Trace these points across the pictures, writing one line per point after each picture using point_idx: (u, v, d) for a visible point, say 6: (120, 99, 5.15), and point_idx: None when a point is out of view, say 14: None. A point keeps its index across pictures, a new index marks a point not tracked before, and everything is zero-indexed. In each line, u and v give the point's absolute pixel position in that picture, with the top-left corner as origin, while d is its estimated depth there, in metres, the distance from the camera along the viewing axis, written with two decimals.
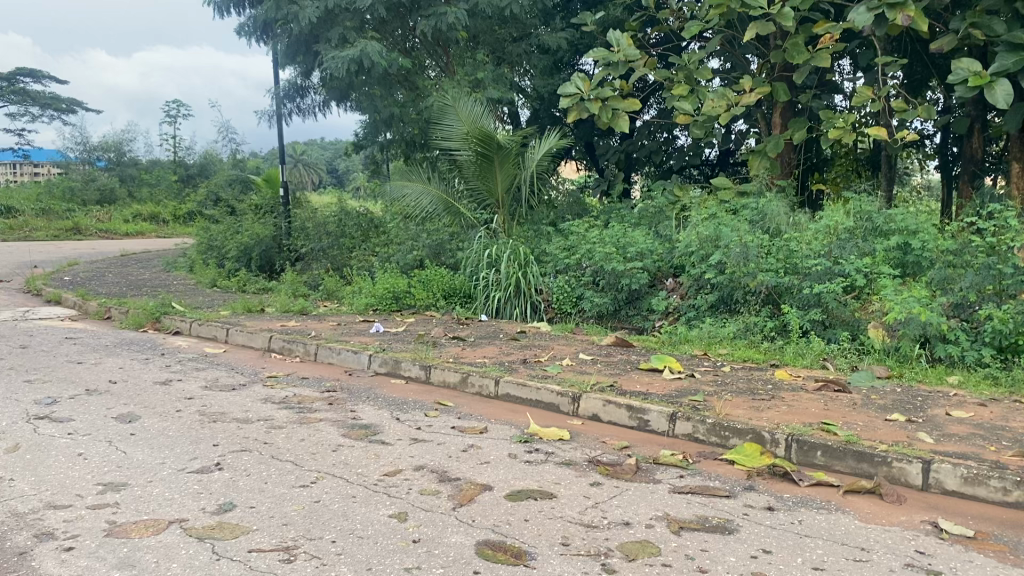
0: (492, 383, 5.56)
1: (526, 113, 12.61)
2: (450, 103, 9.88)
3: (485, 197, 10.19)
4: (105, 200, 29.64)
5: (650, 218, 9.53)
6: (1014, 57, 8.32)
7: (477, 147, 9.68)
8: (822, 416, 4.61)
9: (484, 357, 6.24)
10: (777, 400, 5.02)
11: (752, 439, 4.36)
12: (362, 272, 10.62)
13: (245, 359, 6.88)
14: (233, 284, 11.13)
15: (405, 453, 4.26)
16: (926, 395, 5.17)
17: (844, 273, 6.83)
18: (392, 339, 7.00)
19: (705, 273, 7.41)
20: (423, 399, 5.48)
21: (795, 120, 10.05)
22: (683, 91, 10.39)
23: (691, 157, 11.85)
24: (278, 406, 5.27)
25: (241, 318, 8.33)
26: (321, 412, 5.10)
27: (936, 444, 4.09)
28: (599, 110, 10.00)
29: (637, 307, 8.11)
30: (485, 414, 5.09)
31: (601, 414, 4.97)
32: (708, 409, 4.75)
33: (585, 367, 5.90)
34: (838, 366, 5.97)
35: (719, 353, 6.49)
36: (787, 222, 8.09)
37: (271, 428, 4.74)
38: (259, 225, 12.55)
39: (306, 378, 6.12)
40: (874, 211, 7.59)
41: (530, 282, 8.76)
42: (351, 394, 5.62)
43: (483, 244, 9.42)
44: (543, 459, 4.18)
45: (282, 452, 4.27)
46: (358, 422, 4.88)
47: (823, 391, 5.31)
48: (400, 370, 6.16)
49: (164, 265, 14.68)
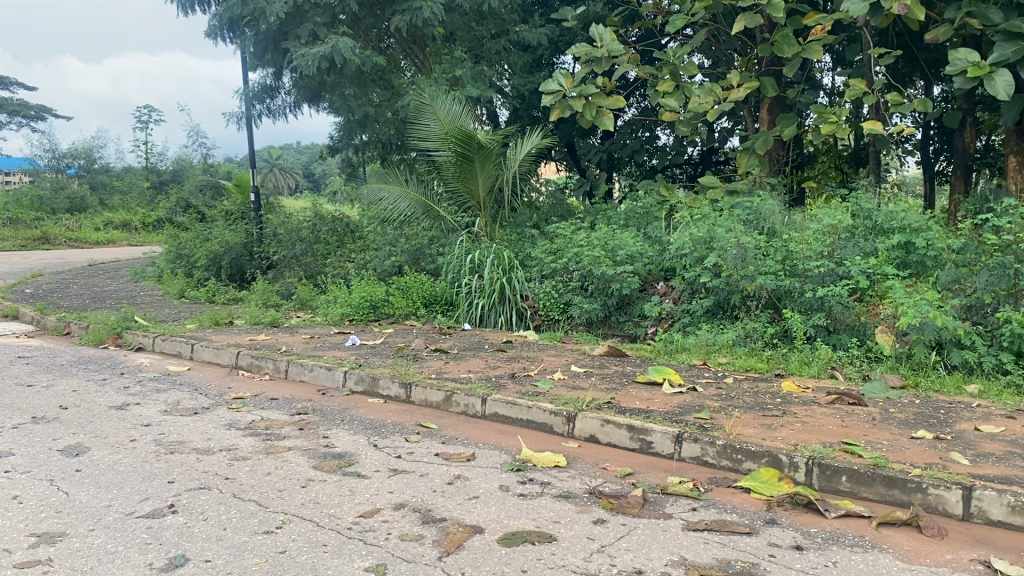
0: (478, 402, 5.11)
1: (505, 113, 12.13)
2: (427, 102, 9.45)
3: (466, 199, 9.74)
4: (75, 209, 28.92)
5: (637, 219, 9.11)
6: (1013, 46, 7.97)
7: (456, 147, 9.23)
8: (842, 435, 4.21)
9: (469, 372, 5.78)
10: (790, 416, 4.60)
11: (768, 463, 3.95)
12: (338, 279, 10.14)
13: (210, 378, 6.38)
14: (202, 295, 10.60)
15: (383, 489, 3.80)
16: (948, 408, 4.78)
17: (849, 275, 6.41)
18: (369, 353, 6.53)
19: (700, 276, 6.99)
20: (404, 421, 5.02)
21: (784, 116, 9.67)
22: (668, 87, 9.99)
23: (675, 156, 11.47)
24: (244, 433, 4.79)
25: (208, 332, 7.83)
26: (291, 440, 4.63)
27: (974, 466, 3.69)
28: (583, 107, 9.55)
29: (628, 313, 7.70)
30: (471, 438, 4.64)
31: (599, 436, 4.54)
32: (717, 429, 4.32)
33: (578, 381, 5.46)
34: (848, 375, 5.56)
35: (720, 363, 6.06)
36: (782, 222, 7.70)
37: (234, 460, 4.26)
38: (228, 232, 12.03)
39: (276, 399, 5.64)
40: (875, 210, 7.21)
41: (515, 288, 8.34)
42: (324, 418, 5.15)
43: (465, 249, 8.96)
44: (538, 492, 3.74)
45: (245, 490, 3.80)
46: (331, 451, 4.41)
47: (837, 404, 4.90)
48: (377, 389, 5.69)
49: (132, 275, 14.10)
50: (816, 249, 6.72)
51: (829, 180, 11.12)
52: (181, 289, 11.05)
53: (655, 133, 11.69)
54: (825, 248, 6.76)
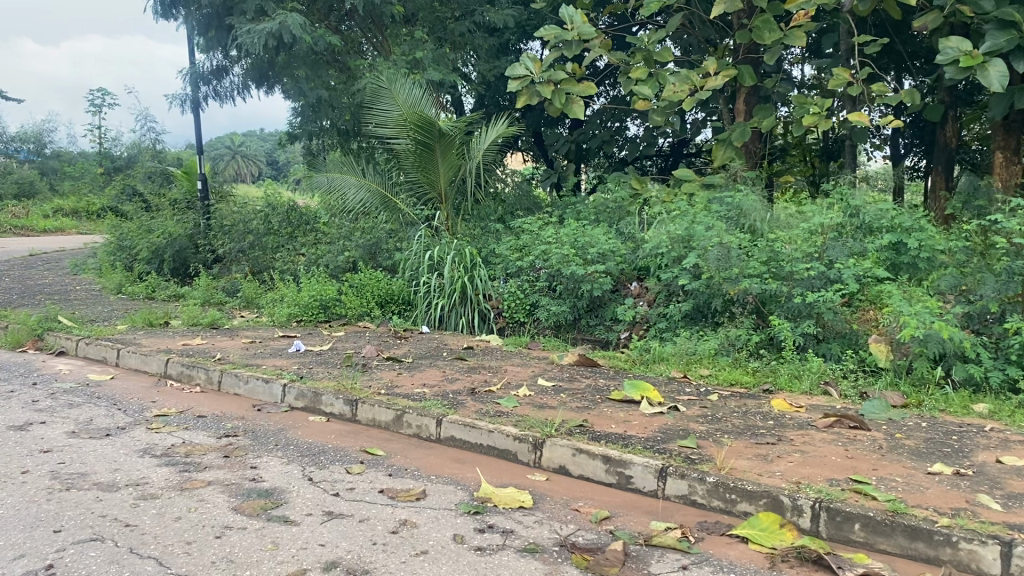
0: (433, 424, 4.49)
1: (470, 100, 11.50)
2: (385, 85, 8.77)
3: (427, 191, 9.09)
4: (23, 195, 27.79)
5: (608, 215, 8.52)
6: (1006, 36, 7.34)
7: (415, 135, 8.59)
8: (850, 470, 3.67)
9: (423, 386, 5.15)
10: (786, 444, 4.04)
11: (767, 506, 3.39)
12: (288, 274, 9.44)
13: (133, 389, 5.68)
14: (141, 290, 9.83)
15: (313, 541, 3.18)
16: (959, 432, 4.26)
17: (840, 279, 5.87)
18: (313, 362, 5.86)
19: (678, 278, 6.44)
20: (346, 446, 4.38)
21: (761, 106, 9.07)
22: (641, 75, 9.31)
23: (646, 148, 10.95)
24: (159, 462, 4.12)
25: (139, 334, 7.11)
26: (212, 472, 3.97)
27: (1008, 513, 3.16)
28: (552, 94, 8.90)
29: (599, 316, 7.13)
30: (423, 468, 4.03)
31: (570, 467, 3.95)
32: (706, 461, 3.75)
33: (545, 398, 4.86)
34: (843, 392, 5.04)
35: (702, 376, 5.50)
36: (764, 219, 7.18)
37: (139, 500, 3.59)
38: (173, 223, 11.24)
39: (203, 417, 4.97)
40: (863, 207, 6.70)
41: (477, 288, 7.72)
42: (256, 442, 4.49)
43: (424, 244, 8.32)
44: (498, 545, 3.14)
45: (146, 543, 3.15)
46: (258, 487, 3.77)
47: (837, 428, 4.35)
48: (320, 406, 5.05)
49: (71, 267, 13.23)
50: (804, 249, 6.17)
51: (798, 174, 10.86)
52: (119, 284, 10.28)
53: (626, 123, 11.09)
54: (813, 248, 6.22)
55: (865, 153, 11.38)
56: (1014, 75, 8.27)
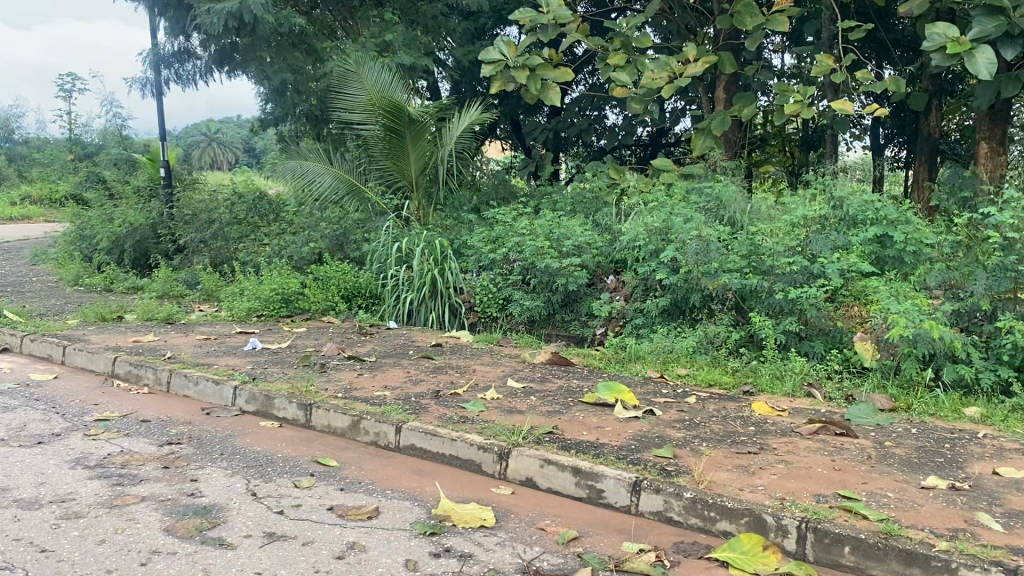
0: (392, 431, 4.18)
1: (446, 87, 11.21)
2: (352, 69, 8.40)
3: (397, 180, 8.75)
4: None
5: (585, 206, 8.22)
6: (994, 22, 7.04)
7: (384, 120, 8.22)
8: (837, 484, 3.40)
9: (384, 389, 4.83)
10: (769, 454, 3.76)
11: (750, 525, 3.11)
12: (251, 266, 9.07)
13: (77, 391, 5.31)
14: (99, 282, 9.42)
15: (249, 569, 2.86)
16: (952, 440, 4.01)
17: (823, 274, 5.60)
18: (270, 361, 5.53)
19: (656, 273, 6.15)
20: (298, 457, 4.07)
21: (742, 94, 8.79)
22: (618, 61, 8.97)
23: (625, 137, 10.63)
24: (91, 474, 3.78)
25: (89, 330, 6.73)
26: (148, 486, 3.64)
27: (1011, 535, 2.90)
28: (527, 80, 8.53)
29: (574, 312, 6.80)
30: (379, 482, 3.72)
31: (537, 479, 3.65)
32: (683, 474, 3.46)
33: (514, 402, 4.56)
34: (827, 394, 4.77)
35: (679, 376, 5.22)
36: (745, 210, 6.91)
37: (61, 520, 3.25)
38: (134, 212, 10.81)
39: (147, 422, 4.62)
40: (847, 198, 6.45)
41: (448, 281, 7.40)
42: (200, 451, 4.16)
43: (392, 235, 7.99)
44: (454, 573, 2.84)
45: (60, 572, 2.82)
46: (195, 504, 3.45)
47: (822, 435, 4.09)
48: (273, 410, 4.72)
49: (30, 256, 12.74)
50: (786, 243, 5.90)
51: (778, 164, 10.65)
52: (77, 276, 9.87)
53: (604, 111, 10.79)
54: (796, 241, 5.95)
55: (846, 143, 11.14)
56: (1001, 62, 8.01)
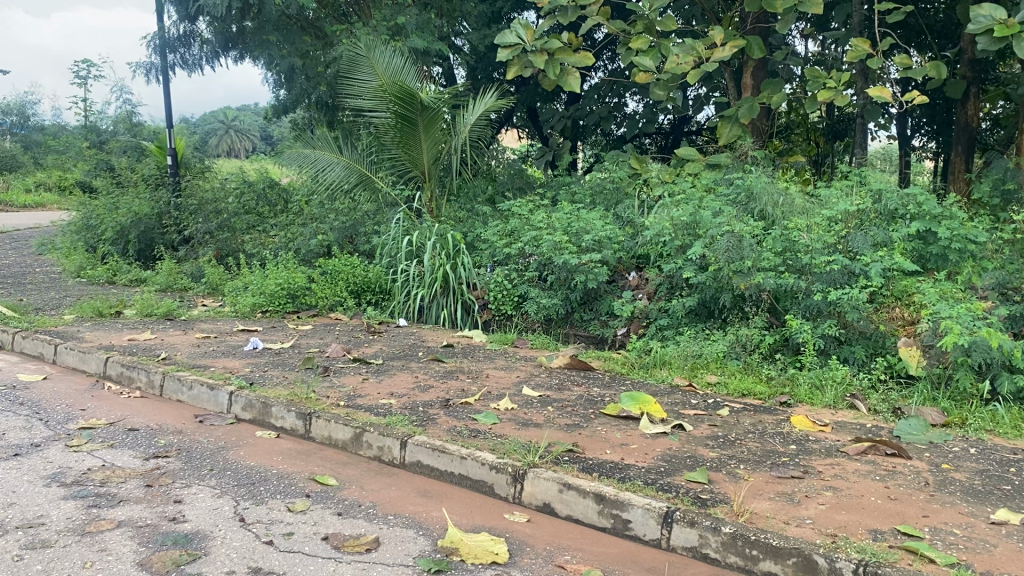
0: (396, 446, 3.82)
1: (462, 73, 10.85)
2: (363, 53, 8.03)
3: (409, 169, 8.36)
4: (5, 168, 27.41)
5: (605, 197, 7.81)
6: None
7: (395, 107, 7.83)
8: (895, 517, 3.01)
9: (390, 397, 4.47)
10: (815, 479, 3.37)
11: (799, 566, 2.73)
12: (258, 258, 8.74)
13: (64, 394, 4.98)
14: (102, 274, 9.12)
15: None
16: (1017, 463, 3.61)
17: (865, 274, 5.19)
18: (270, 364, 5.19)
19: (682, 270, 5.75)
20: (293, 474, 3.72)
21: (771, 81, 8.32)
22: (641, 44, 8.54)
23: (646, 125, 10.19)
24: (65, 493, 3.44)
25: (84, 327, 6.41)
26: (126, 508, 3.29)
27: None
28: (545, 64, 8.11)
29: (594, 310, 6.42)
30: (381, 506, 3.36)
31: (556, 506, 3.28)
32: (720, 504, 3.08)
33: (530, 413, 4.18)
34: (873, 407, 4.38)
35: (709, 385, 4.84)
36: (776, 203, 6.49)
37: (25, 551, 2.90)
38: (139, 201, 10.51)
39: (135, 432, 4.29)
40: (887, 192, 6.01)
41: (460, 277, 7.03)
42: (188, 466, 3.82)
43: (403, 228, 7.63)
44: None
45: None
46: (175, 532, 3.10)
47: (871, 456, 3.69)
48: (270, 419, 4.37)
49: (36, 245, 12.48)
50: (825, 238, 5.49)
51: (805, 153, 10.19)
52: (80, 267, 9.58)
53: (624, 98, 10.36)
54: (835, 238, 5.53)
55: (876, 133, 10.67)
56: None
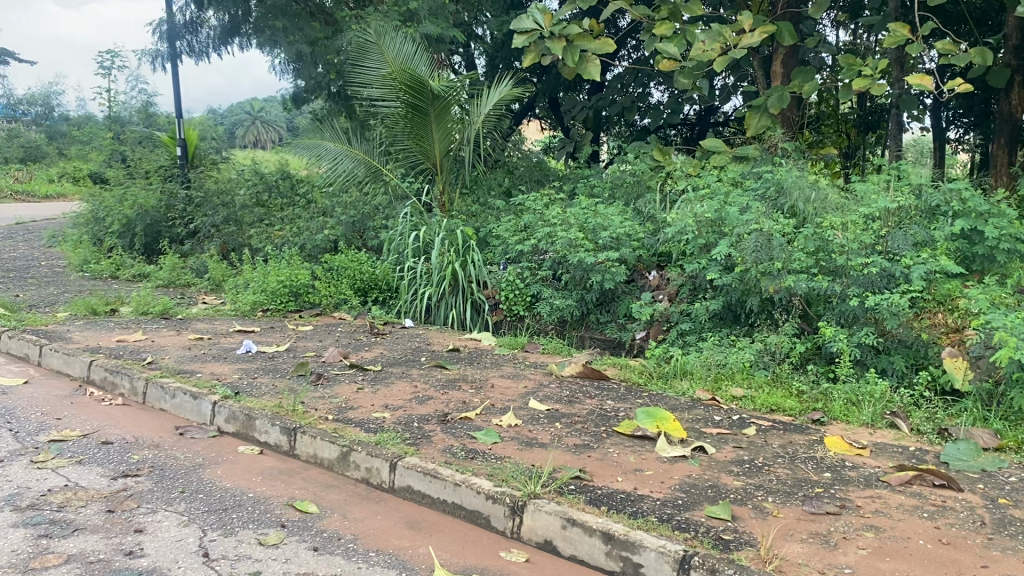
0: (385, 468, 3.46)
1: (482, 61, 10.48)
2: (372, 39, 7.64)
3: (420, 161, 7.97)
4: (30, 158, 27.49)
5: (625, 190, 7.39)
6: None
7: (404, 96, 7.45)
8: (949, 568, 2.60)
9: (384, 410, 4.10)
10: (853, 517, 2.96)
11: None
12: (262, 253, 8.44)
13: (42, 401, 4.67)
14: (105, 268, 8.85)
15: None
16: None
17: (907, 277, 4.73)
18: (260, 370, 4.84)
19: (706, 271, 5.33)
20: (271, 498, 3.37)
21: (802, 68, 7.82)
22: (666, 31, 8.11)
23: (670, 115, 9.73)
24: (16, 519, 3.11)
25: (75, 325, 6.12)
26: (79, 540, 2.96)
27: None
28: (562, 51, 7.66)
29: (611, 312, 6.02)
30: (365, 540, 3.01)
31: (559, 543, 2.91)
32: (746, 547, 2.69)
33: (535, 432, 3.80)
34: (916, 427, 3.96)
35: (734, 399, 4.44)
36: (808, 198, 6.04)
37: None
38: (146, 193, 10.23)
39: (109, 445, 3.97)
40: (929, 186, 5.52)
41: (470, 275, 6.66)
42: (158, 486, 3.49)
43: (412, 222, 7.27)
44: None
45: None
46: (128, 569, 2.76)
47: (917, 487, 3.27)
48: (254, 433, 4.03)
49: (46, 237, 12.25)
50: (862, 238, 5.05)
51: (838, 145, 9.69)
52: (84, 260, 9.32)
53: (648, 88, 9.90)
54: (874, 238, 5.07)
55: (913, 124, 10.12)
56: None
